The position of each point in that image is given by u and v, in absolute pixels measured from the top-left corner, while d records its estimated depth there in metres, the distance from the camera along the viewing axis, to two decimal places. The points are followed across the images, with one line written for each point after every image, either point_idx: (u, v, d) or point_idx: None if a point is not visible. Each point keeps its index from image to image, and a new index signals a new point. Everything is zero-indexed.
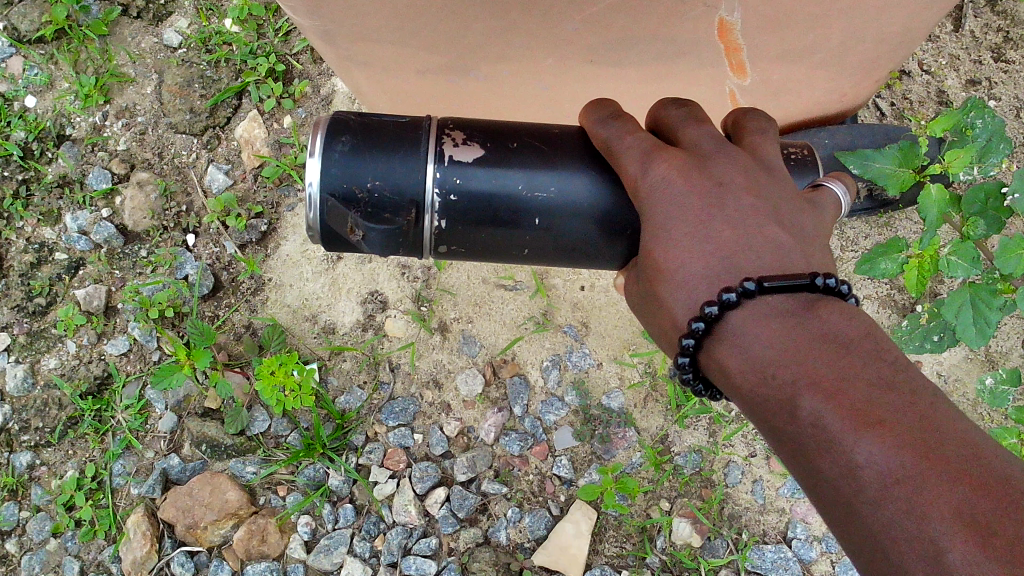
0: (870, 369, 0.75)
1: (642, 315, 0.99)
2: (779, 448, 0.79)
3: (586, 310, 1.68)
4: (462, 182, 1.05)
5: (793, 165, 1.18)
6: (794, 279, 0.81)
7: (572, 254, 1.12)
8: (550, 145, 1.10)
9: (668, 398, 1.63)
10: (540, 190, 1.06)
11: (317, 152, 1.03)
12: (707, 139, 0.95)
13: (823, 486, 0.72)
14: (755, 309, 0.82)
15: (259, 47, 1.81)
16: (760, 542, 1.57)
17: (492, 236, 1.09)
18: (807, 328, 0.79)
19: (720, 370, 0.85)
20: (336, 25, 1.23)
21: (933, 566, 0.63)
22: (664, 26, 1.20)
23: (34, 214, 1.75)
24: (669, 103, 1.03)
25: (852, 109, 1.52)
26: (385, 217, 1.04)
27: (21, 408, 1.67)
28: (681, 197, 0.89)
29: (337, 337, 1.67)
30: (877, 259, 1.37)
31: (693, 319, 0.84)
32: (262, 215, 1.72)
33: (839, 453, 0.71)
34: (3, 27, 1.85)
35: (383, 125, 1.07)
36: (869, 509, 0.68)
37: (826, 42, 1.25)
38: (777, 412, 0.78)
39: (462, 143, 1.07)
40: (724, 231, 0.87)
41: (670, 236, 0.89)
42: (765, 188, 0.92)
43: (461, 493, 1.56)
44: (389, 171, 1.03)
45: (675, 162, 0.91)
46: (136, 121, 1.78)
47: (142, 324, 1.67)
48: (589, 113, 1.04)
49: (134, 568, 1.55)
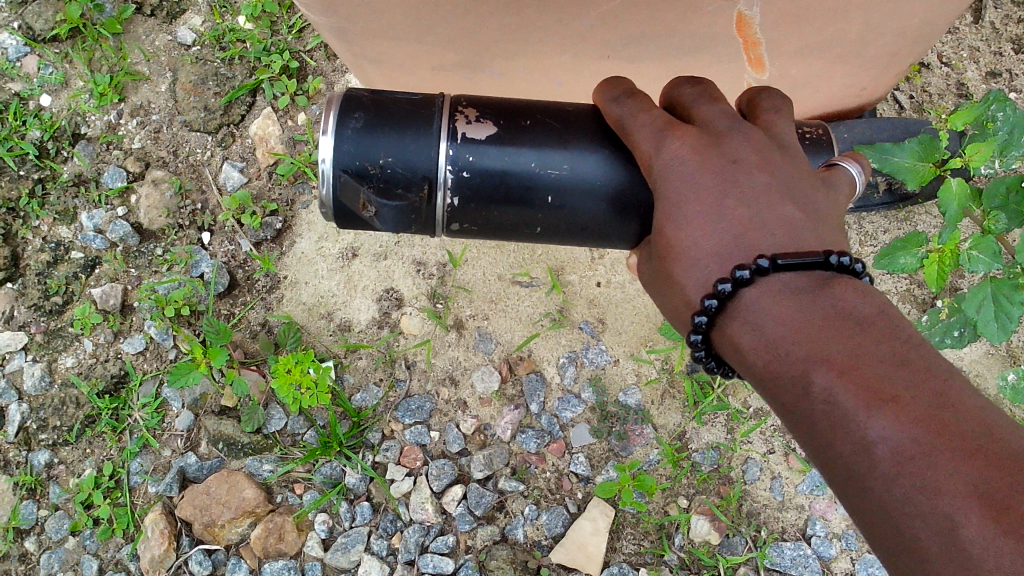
0: (883, 347, 0.75)
1: (653, 292, 0.98)
2: (789, 423, 0.80)
3: (602, 307, 1.67)
4: (474, 160, 1.04)
5: (808, 145, 1.17)
6: (808, 257, 0.82)
7: (586, 232, 1.10)
8: (564, 122, 1.08)
9: (685, 395, 1.62)
10: (553, 168, 1.05)
11: (330, 129, 1.03)
12: (720, 117, 0.93)
13: (836, 462, 0.73)
14: (769, 286, 0.82)
15: (273, 44, 1.81)
16: (780, 540, 1.56)
17: (505, 214, 1.08)
18: (820, 306, 0.80)
19: (731, 346, 0.85)
20: (350, 22, 1.22)
21: (947, 540, 0.64)
22: (682, 21, 1.19)
23: (50, 214, 1.75)
24: (682, 79, 1.01)
25: (871, 102, 1.51)
26: (398, 193, 1.04)
27: (39, 407, 1.67)
28: (694, 175, 0.89)
29: (353, 335, 1.66)
30: (896, 254, 1.36)
31: (706, 296, 0.84)
32: (276, 213, 1.72)
33: (851, 429, 0.71)
34: (17, 26, 1.85)
35: (396, 101, 1.06)
36: (882, 485, 0.69)
37: (846, 35, 1.23)
38: (787, 388, 0.78)
39: (475, 120, 1.06)
40: (737, 209, 0.86)
41: (683, 213, 0.88)
42: (779, 165, 0.91)
43: (479, 491, 1.56)
44: (402, 147, 1.02)
45: (689, 140, 0.91)
46: (151, 119, 1.78)
47: (158, 321, 1.67)
48: (602, 93, 1.03)
49: (152, 566, 1.55)
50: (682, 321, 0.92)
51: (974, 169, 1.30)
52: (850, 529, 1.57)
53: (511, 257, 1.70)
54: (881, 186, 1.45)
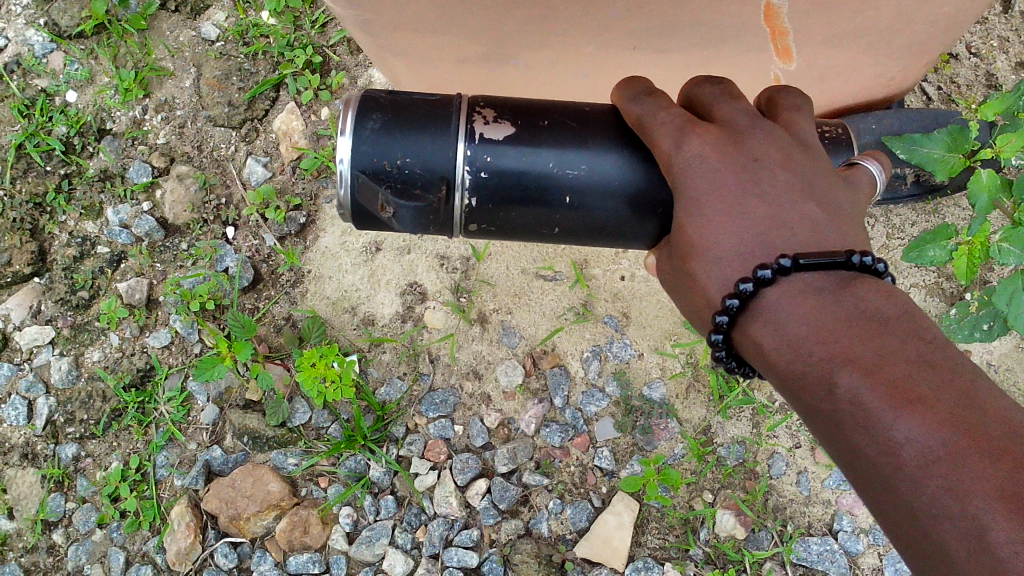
0: (908, 348, 0.74)
1: (672, 291, 0.97)
2: (812, 425, 0.79)
3: (627, 301, 1.66)
4: (492, 160, 1.03)
5: (827, 143, 1.15)
6: (830, 257, 0.81)
7: (603, 232, 1.10)
8: (582, 123, 1.08)
9: (710, 389, 1.62)
10: (571, 169, 1.04)
11: (348, 129, 1.02)
12: (741, 115, 0.92)
13: (860, 463, 0.72)
14: (791, 286, 0.81)
15: (296, 39, 1.81)
16: (806, 535, 1.55)
17: (523, 215, 1.08)
18: (843, 307, 0.79)
19: (753, 347, 0.84)
20: (375, 15, 1.22)
21: (976, 542, 0.63)
22: (708, 11, 1.18)
23: (76, 208, 1.76)
24: (701, 79, 1.00)
25: (898, 93, 1.49)
26: (416, 193, 1.03)
27: (66, 400, 1.68)
28: (715, 173, 0.88)
29: (377, 328, 1.66)
30: (925, 247, 1.34)
31: (727, 295, 0.83)
32: (300, 208, 1.72)
33: (877, 429, 0.70)
34: (44, 23, 1.86)
35: (413, 102, 1.06)
36: (909, 488, 0.68)
37: (874, 25, 1.22)
38: (811, 389, 0.77)
39: (493, 121, 1.05)
40: (758, 208, 0.86)
41: (704, 211, 0.87)
42: (800, 164, 0.90)
43: (503, 485, 1.55)
44: (420, 147, 1.02)
45: (709, 137, 0.90)
46: (175, 114, 1.79)
47: (183, 316, 1.67)
48: (621, 91, 1.01)
49: (179, 559, 1.56)
50: (701, 320, 0.91)
51: (1006, 159, 1.28)
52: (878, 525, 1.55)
53: (535, 251, 1.69)
54: (909, 178, 1.42)
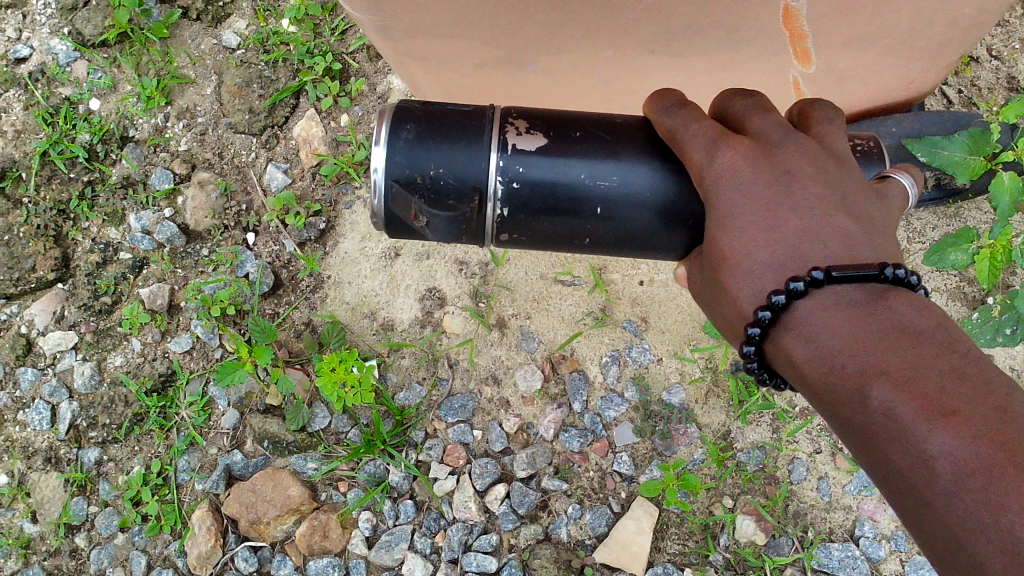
0: (942, 360, 0.73)
1: (703, 303, 0.97)
2: (844, 437, 0.78)
3: (645, 305, 1.66)
4: (524, 170, 1.03)
5: (859, 155, 1.10)
6: (862, 269, 0.80)
7: (634, 243, 1.08)
8: (613, 134, 1.07)
9: (729, 394, 1.61)
10: (602, 179, 1.03)
11: (382, 139, 1.01)
12: (773, 128, 0.92)
13: (894, 475, 0.72)
14: (824, 299, 0.81)
15: (315, 46, 1.83)
16: (827, 541, 1.54)
17: (553, 225, 1.06)
18: (876, 319, 0.78)
19: (786, 359, 0.84)
20: (395, 20, 1.24)
21: (1013, 557, 0.63)
22: (727, 14, 1.18)
23: (99, 215, 1.77)
24: (734, 91, 1.00)
25: (918, 97, 1.49)
26: (449, 204, 1.03)
27: (89, 405, 1.69)
28: (748, 186, 0.87)
29: (396, 333, 1.67)
30: (946, 250, 1.33)
31: (759, 308, 0.83)
32: (320, 213, 1.73)
33: (911, 443, 0.70)
34: (67, 32, 1.88)
35: (447, 113, 1.05)
36: (944, 501, 0.68)
37: (895, 27, 1.22)
38: (843, 400, 0.76)
39: (526, 132, 1.04)
40: (791, 220, 0.85)
41: (736, 223, 0.87)
42: (834, 177, 0.89)
43: (522, 490, 1.55)
44: (454, 158, 1.01)
45: (741, 150, 0.89)
46: (197, 122, 1.81)
47: (204, 321, 1.69)
48: (652, 102, 1.01)
49: (200, 563, 1.57)
50: (733, 332, 0.90)
51: None
52: (900, 531, 1.54)
53: (553, 256, 1.69)
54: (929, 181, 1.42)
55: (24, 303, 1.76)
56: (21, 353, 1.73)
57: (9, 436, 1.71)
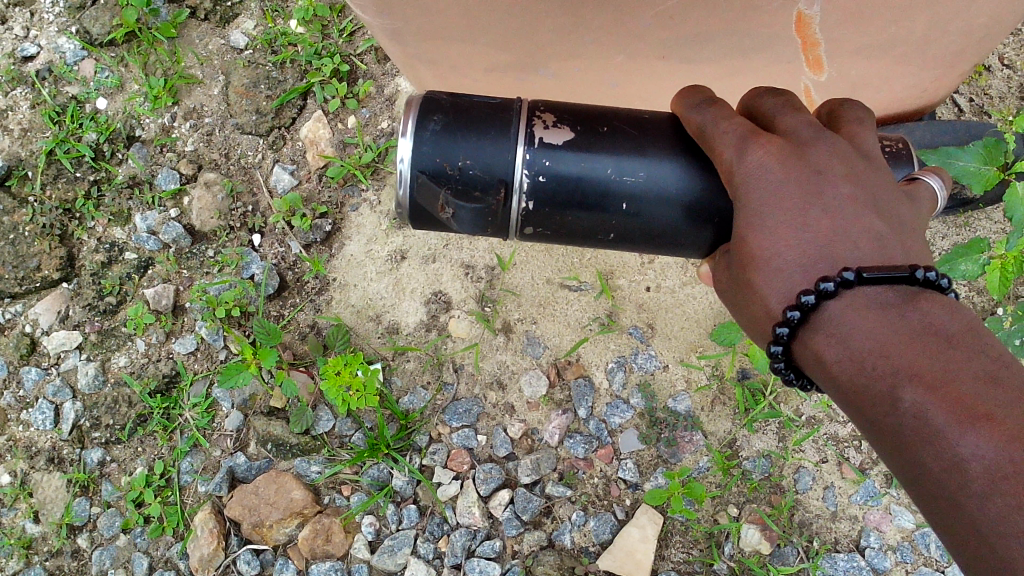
0: (975, 364, 0.73)
1: (729, 302, 0.96)
2: (875, 441, 0.77)
3: (652, 311, 1.65)
4: (551, 164, 1.02)
5: (888, 156, 1.10)
6: (893, 271, 0.79)
7: (659, 240, 1.07)
8: (640, 130, 1.06)
9: (735, 402, 1.60)
10: (628, 175, 1.02)
11: (409, 131, 1.01)
12: (804, 127, 0.91)
13: (925, 478, 0.71)
14: (854, 299, 0.80)
15: (324, 47, 1.82)
16: (832, 551, 1.54)
17: (578, 220, 1.05)
18: (907, 322, 0.78)
19: (815, 360, 0.83)
20: (404, 23, 1.23)
21: None
22: (740, 20, 1.17)
23: (105, 215, 1.77)
24: (763, 90, 0.99)
25: (930, 105, 1.48)
26: (476, 195, 1.02)
27: (92, 405, 1.68)
28: (779, 185, 0.86)
29: (401, 337, 1.66)
30: (957, 261, 1.32)
31: (789, 307, 0.82)
32: (326, 215, 1.73)
33: (943, 445, 0.69)
34: (75, 30, 1.87)
35: (474, 105, 1.05)
36: (976, 504, 0.67)
37: (909, 35, 1.21)
38: (874, 403, 0.76)
39: (553, 126, 1.03)
40: (822, 220, 0.84)
41: (765, 221, 0.86)
42: (866, 178, 0.88)
43: (526, 496, 1.55)
44: (481, 149, 1.00)
45: (772, 148, 0.88)
46: (204, 122, 1.80)
47: (209, 323, 1.68)
48: (681, 100, 1.01)
49: (201, 565, 1.57)
50: (759, 330, 0.90)
51: None
52: (905, 542, 1.54)
53: (560, 261, 1.68)
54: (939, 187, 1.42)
55: (28, 302, 1.76)
56: (25, 353, 1.72)
57: (12, 436, 1.70)
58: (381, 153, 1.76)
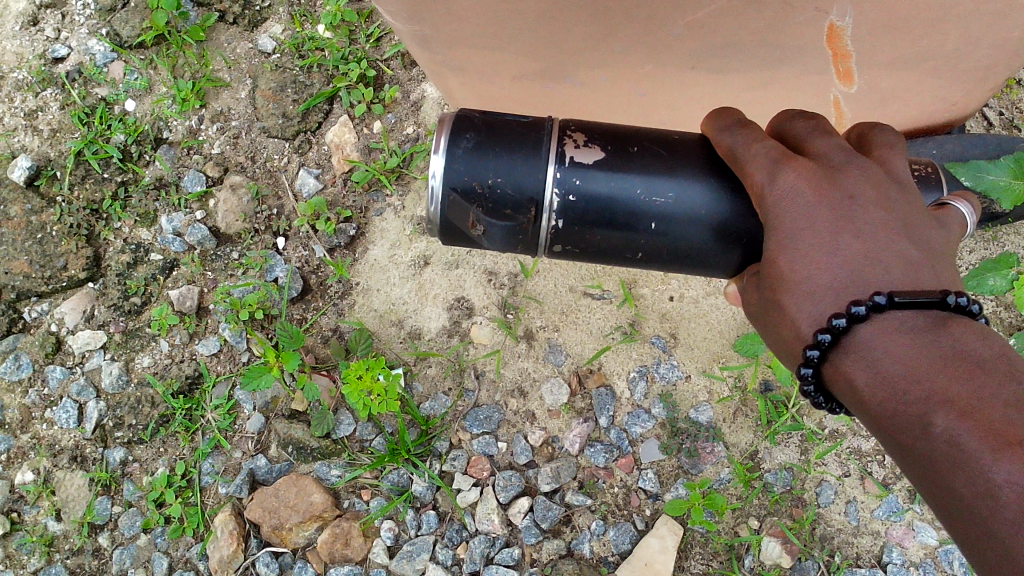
0: (1007, 389, 0.72)
1: (758, 324, 0.96)
2: (905, 467, 0.77)
3: (675, 321, 1.65)
4: (581, 184, 1.01)
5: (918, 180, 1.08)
6: (924, 296, 0.79)
7: (686, 260, 1.06)
8: (670, 151, 1.05)
9: (758, 414, 1.59)
10: (658, 196, 1.02)
11: (441, 148, 1.01)
12: (835, 152, 0.90)
13: (956, 504, 0.70)
14: (885, 323, 0.80)
15: (350, 52, 1.83)
16: (854, 566, 1.52)
17: (607, 239, 1.05)
18: (938, 347, 0.77)
19: (845, 384, 0.82)
20: (433, 30, 1.24)
21: None
22: (771, 31, 1.16)
23: (132, 215, 1.78)
24: (793, 113, 0.98)
25: (959, 119, 1.47)
26: (506, 213, 1.02)
27: (115, 404, 1.69)
28: (810, 210, 0.86)
29: (423, 342, 1.66)
30: (985, 275, 1.31)
31: (819, 331, 0.82)
32: (350, 220, 1.74)
33: (975, 471, 0.69)
34: (105, 33, 1.89)
35: (506, 123, 1.04)
36: (1008, 530, 0.66)
37: (941, 47, 1.20)
38: (905, 428, 0.75)
39: (584, 145, 1.03)
40: (852, 246, 0.84)
41: (796, 246, 0.86)
42: (896, 203, 0.87)
43: (546, 504, 1.54)
44: (512, 168, 1.00)
45: (805, 172, 0.87)
46: (230, 125, 1.81)
47: (232, 325, 1.69)
48: (712, 123, 1.00)
49: (221, 566, 1.57)
50: (789, 354, 0.89)
51: None
52: (928, 559, 1.52)
53: (584, 269, 1.69)
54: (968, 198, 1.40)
55: (55, 301, 1.77)
56: (50, 351, 1.73)
57: (36, 434, 1.71)
58: (406, 159, 1.76)
